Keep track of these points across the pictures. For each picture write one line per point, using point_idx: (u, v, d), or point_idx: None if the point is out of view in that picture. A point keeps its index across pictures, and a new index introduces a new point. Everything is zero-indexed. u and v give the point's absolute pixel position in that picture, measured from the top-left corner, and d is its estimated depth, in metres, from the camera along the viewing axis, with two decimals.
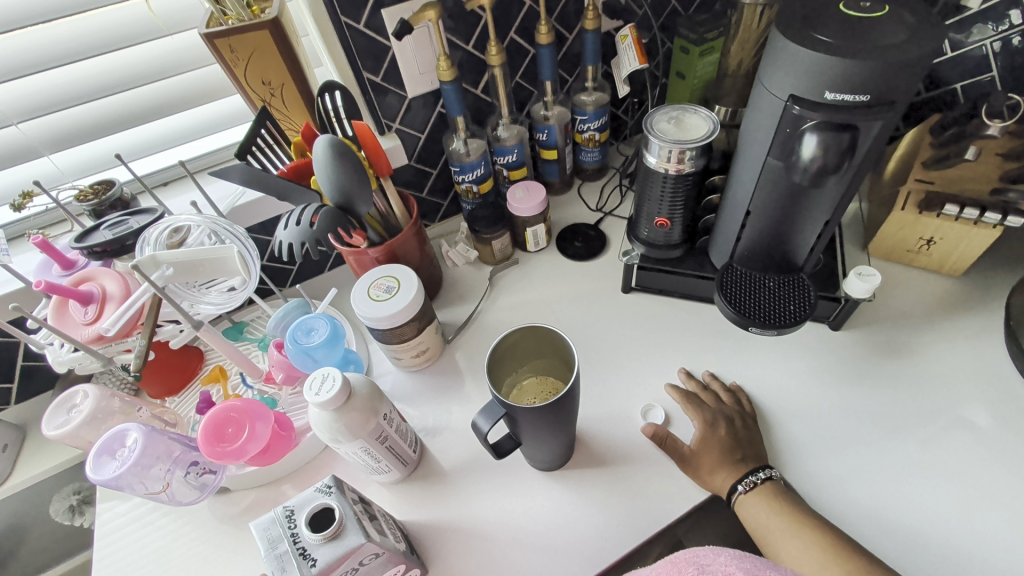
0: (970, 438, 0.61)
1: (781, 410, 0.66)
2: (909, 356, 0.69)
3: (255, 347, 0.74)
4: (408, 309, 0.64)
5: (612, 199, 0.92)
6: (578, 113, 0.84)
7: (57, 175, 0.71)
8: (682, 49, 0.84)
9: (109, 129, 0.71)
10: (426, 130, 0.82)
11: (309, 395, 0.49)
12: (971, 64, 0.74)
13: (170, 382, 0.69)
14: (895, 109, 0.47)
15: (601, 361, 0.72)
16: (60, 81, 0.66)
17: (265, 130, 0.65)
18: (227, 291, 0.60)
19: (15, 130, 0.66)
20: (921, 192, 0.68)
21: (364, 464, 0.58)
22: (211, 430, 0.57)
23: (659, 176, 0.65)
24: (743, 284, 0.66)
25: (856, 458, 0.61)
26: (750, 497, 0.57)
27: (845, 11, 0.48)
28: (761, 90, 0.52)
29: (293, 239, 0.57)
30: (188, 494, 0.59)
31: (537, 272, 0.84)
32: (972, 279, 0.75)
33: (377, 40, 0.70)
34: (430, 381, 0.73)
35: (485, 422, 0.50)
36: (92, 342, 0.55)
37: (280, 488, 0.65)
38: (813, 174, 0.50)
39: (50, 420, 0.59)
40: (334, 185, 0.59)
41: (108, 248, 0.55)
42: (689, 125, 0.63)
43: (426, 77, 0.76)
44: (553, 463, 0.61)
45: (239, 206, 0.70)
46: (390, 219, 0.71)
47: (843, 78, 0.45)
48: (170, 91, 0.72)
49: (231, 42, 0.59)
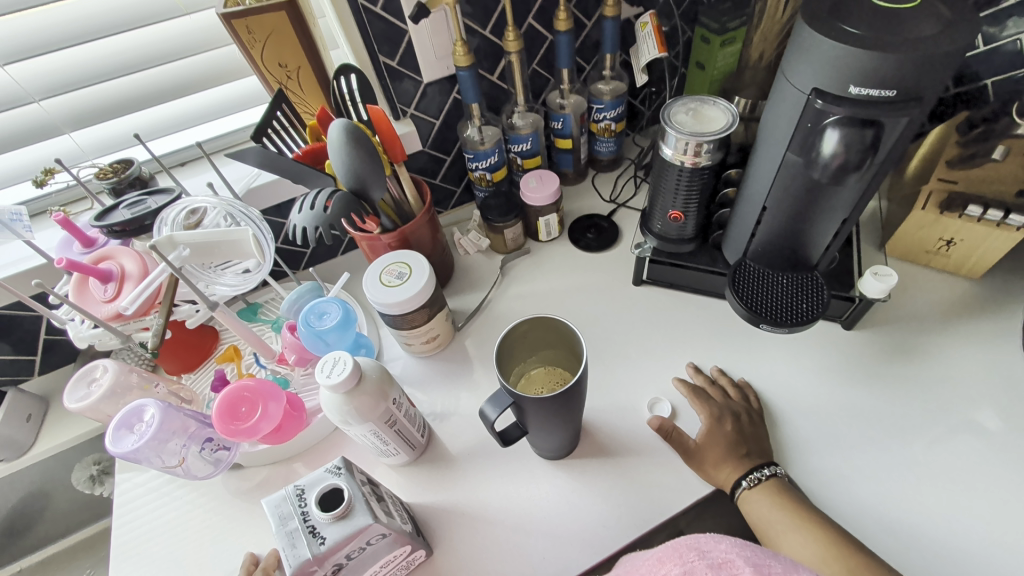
0: (980, 443, 0.60)
1: (788, 408, 0.65)
2: (923, 358, 0.68)
3: (268, 328, 0.75)
4: (418, 296, 0.64)
5: (626, 190, 0.91)
6: (595, 102, 0.83)
7: (76, 153, 0.72)
8: (703, 38, 0.83)
9: (128, 108, 0.71)
10: (440, 116, 0.81)
11: (321, 378, 0.50)
12: (1004, 60, 0.72)
13: (187, 359, 0.71)
14: (922, 105, 0.46)
15: (609, 352, 0.72)
16: (81, 59, 0.67)
17: (281, 113, 0.65)
18: (241, 273, 0.61)
19: (38, 107, 0.68)
20: (944, 192, 0.67)
21: (373, 446, 0.59)
22: (225, 408, 0.58)
23: (675, 169, 0.64)
24: (755, 281, 0.66)
25: (862, 458, 0.61)
26: (754, 492, 0.57)
27: (877, 2, 0.46)
28: (783, 83, 0.51)
29: (307, 223, 0.57)
30: (202, 469, 0.61)
31: (548, 262, 0.84)
32: (992, 282, 0.73)
33: (394, 24, 0.69)
34: (439, 367, 0.74)
35: (492, 410, 0.51)
36: (112, 319, 0.56)
37: (291, 466, 0.66)
38: (833, 171, 0.49)
39: (71, 392, 0.60)
40: (348, 171, 0.60)
41: (128, 227, 0.57)
42: (707, 117, 0.62)
43: (442, 62, 0.75)
44: (558, 452, 0.61)
45: (255, 188, 0.71)
46: (403, 205, 0.71)
47: (869, 72, 0.44)
48: (187, 72, 0.73)
49: (249, 23, 0.59)
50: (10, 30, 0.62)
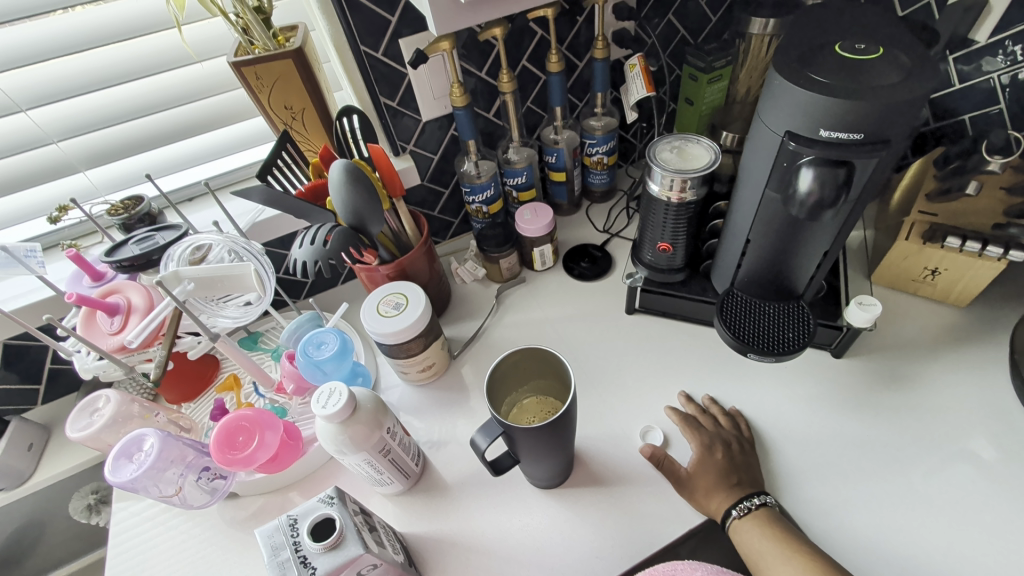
0: (972, 471, 0.61)
1: (779, 436, 0.66)
2: (912, 385, 0.69)
3: (268, 357, 0.77)
4: (414, 325, 0.66)
5: (619, 221, 0.94)
6: (587, 137, 0.86)
7: (90, 190, 0.76)
8: (691, 76, 0.86)
9: (141, 147, 0.75)
10: (439, 152, 0.84)
11: (317, 408, 0.52)
12: (980, 96, 0.75)
13: (187, 389, 0.72)
14: (889, 147, 0.48)
15: (602, 380, 0.73)
16: (98, 103, 0.71)
17: (286, 152, 0.69)
18: (244, 305, 0.64)
19: (56, 147, 0.71)
20: (925, 224, 0.69)
21: (367, 475, 0.59)
22: (223, 437, 0.59)
23: (662, 205, 0.66)
24: (743, 310, 0.67)
25: (854, 487, 0.61)
26: (745, 522, 0.57)
27: (841, 53, 0.49)
28: (760, 126, 0.54)
29: (307, 257, 0.59)
30: (199, 498, 0.62)
31: (543, 290, 0.86)
32: (979, 309, 0.75)
33: (394, 68, 0.73)
34: (435, 395, 0.75)
35: (484, 438, 0.52)
36: (117, 351, 0.58)
37: (286, 495, 0.67)
38: (810, 207, 0.51)
39: (74, 422, 0.62)
40: (347, 207, 0.62)
41: (136, 262, 0.59)
42: (691, 155, 0.65)
43: (440, 102, 0.79)
44: (551, 481, 0.62)
45: (259, 222, 0.74)
46: (401, 237, 0.74)
47: (837, 117, 0.47)
48: (198, 113, 0.76)
49: (257, 70, 0.62)
50: (34, 78, 0.66)
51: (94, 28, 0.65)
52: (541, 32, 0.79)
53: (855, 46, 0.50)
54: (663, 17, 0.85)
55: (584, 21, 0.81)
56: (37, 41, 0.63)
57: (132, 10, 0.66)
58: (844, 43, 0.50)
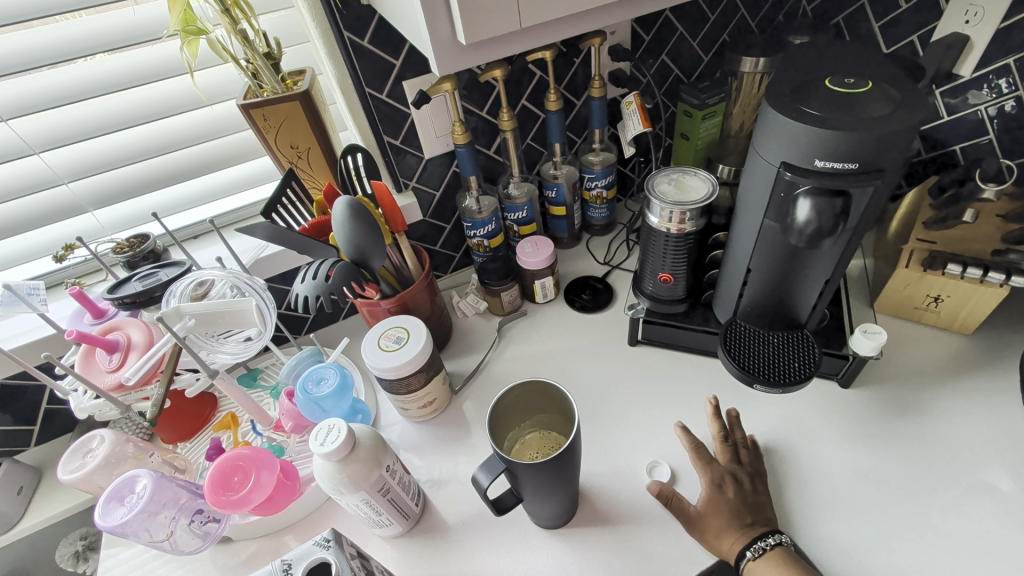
0: (993, 505, 0.58)
1: (791, 471, 0.64)
2: (925, 416, 0.67)
3: (266, 395, 0.76)
4: (415, 360, 0.65)
5: (619, 253, 0.95)
6: (586, 172, 0.88)
7: (97, 230, 0.77)
8: (686, 113, 0.89)
9: (149, 188, 0.77)
10: (440, 188, 0.86)
11: (315, 446, 0.50)
12: (968, 127, 0.77)
13: (184, 428, 0.71)
14: (885, 176, 0.49)
15: (606, 413, 0.72)
16: (109, 146, 0.73)
17: (290, 190, 0.70)
18: (242, 341, 0.63)
19: (66, 189, 0.73)
20: (924, 251, 0.70)
21: (365, 517, 0.57)
22: (218, 478, 0.58)
23: (661, 236, 0.67)
24: (747, 340, 0.67)
25: (872, 524, 0.58)
26: (760, 563, 0.54)
27: (832, 88, 0.51)
28: (756, 158, 0.55)
29: (309, 292, 0.59)
30: (190, 543, 0.60)
31: (544, 323, 0.86)
32: (984, 337, 0.74)
33: (398, 108, 0.76)
34: (436, 432, 0.73)
35: (485, 476, 0.50)
36: (113, 390, 0.58)
37: (281, 538, 0.64)
38: (809, 236, 0.51)
39: (65, 463, 0.60)
40: (350, 242, 0.63)
41: (138, 299, 0.59)
42: (689, 187, 0.66)
43: (442, 140, 0.82)
44: (557, 520, 0.60)
45: (262, 258, 0.75)
46: (403, 271, 0.74)
47: (830, 148, 0.48)
48: (207, 154, 0.79)
49: (266, 112, 0.64)
50: (50, 123, 0.68)
51: (110, 75, 0.68)
52: (540, 73, 0.82)
53: (844, 81, 0.51)
54: (658, 58, 0.89)
55: (581, 62, 0.84)
56: (55, 89, 0.66)
57: (147, 58, 0.69)
58: (833, 78, 0.52)
